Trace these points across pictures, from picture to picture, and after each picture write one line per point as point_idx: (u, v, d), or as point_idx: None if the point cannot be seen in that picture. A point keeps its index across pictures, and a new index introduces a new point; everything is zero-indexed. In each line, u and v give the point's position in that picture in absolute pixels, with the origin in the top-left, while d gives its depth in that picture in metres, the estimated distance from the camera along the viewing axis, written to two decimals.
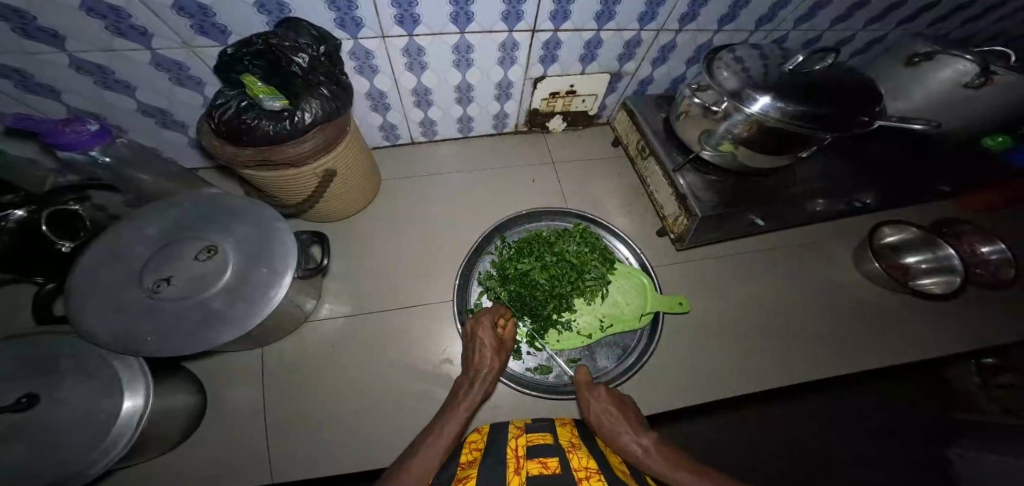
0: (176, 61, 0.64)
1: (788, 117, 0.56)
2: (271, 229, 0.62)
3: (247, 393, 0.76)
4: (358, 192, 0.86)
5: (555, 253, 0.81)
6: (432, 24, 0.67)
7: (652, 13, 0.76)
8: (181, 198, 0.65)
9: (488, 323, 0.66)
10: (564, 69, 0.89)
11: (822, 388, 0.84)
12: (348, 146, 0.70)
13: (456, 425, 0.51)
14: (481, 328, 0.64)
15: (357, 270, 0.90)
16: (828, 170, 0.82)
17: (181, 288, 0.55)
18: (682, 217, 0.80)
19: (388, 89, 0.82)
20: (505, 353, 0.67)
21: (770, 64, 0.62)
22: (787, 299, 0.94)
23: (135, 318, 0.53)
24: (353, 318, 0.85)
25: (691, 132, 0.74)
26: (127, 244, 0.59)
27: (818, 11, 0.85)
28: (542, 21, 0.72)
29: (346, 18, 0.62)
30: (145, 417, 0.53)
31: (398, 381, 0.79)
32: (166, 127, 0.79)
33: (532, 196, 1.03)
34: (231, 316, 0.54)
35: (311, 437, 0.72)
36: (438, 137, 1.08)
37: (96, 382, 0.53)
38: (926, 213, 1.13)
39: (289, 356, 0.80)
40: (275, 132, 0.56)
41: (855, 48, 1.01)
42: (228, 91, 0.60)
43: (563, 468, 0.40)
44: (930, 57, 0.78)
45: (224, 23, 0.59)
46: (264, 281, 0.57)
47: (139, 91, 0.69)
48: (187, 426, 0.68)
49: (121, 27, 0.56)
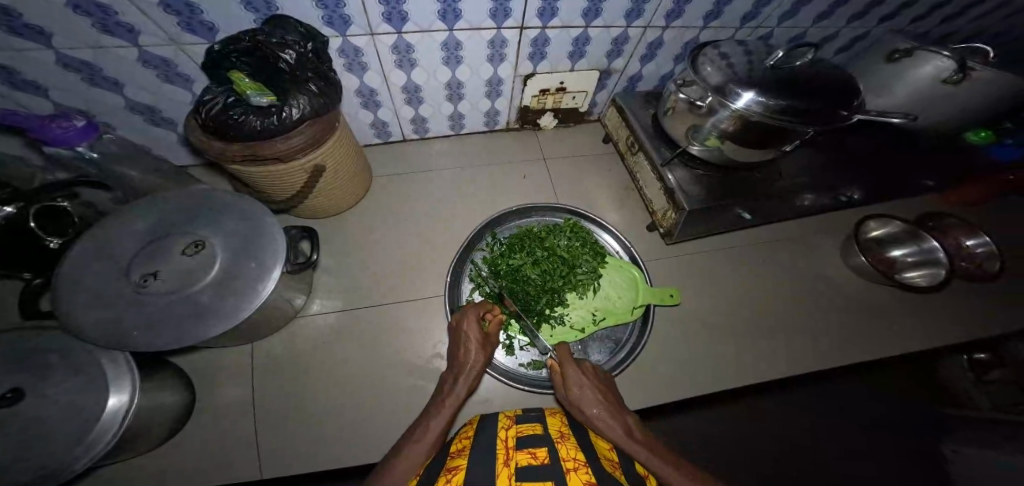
0: (164, 58, 0.64)
1: (770, 112, 0.57)
2: (261, 224, 0.62)
3: (235, 389, 0.75)
4: (349, 188, 0.86)
5: (546, 248, 0.82)
6: (420, 22, 0.68)
7: (638, 10, 0.76)
8: (169, 194, 0.65)
9: (474, 318, 0.66)
10: (553, 66, 0.89)
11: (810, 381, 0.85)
12: (337, 142, 0.70)
13: (442, 422, 0.51)
14: (466, 322, 0.64)
15: (348, 267, 0.91)
16: (814, 165, 0.83)
17: (169, 283, 0.55)
18: (670, 211, 0.81)
19: (378, 87, 0.83)
20: (492, 348, 0.66)
21: (754, 60, 0.63)
22: (776, 293, 0.95)
23: (123, 314, 0.53)
24: (343, 314, 0.85)
25: (679, 128, 0.74)
26: (115, 239, 0.59)
27: (803, 8, 0.86)
28: (530, 18, 0.73)
29: (334, 16, 0.63)
30: (130, 413, 0.53)
31: (388, 375, 0.79)
32: (156, 124, 0.79)
33: (523, 193, 1.04)
34: (219, 310, 0.54)
35: (300, 432, 0.72)
36: (430, 134, 1.08)
37: (83, 378, 0.53)
38: (913, 208, 1.14)
39: (279, 351, 0.80)
40: (262, 127, 0.56)
41: (841, 45, 1.02)
42: (216, 88, 0.60)
43: (552, 458, 0.40)
44: (909, 53, 0.79)
45: (212, 21, 0.60)
46: (253, 276, 0.58)
47: (127, 88, 0.69)
48: (175, 422, 0.68)
49: (108, 24, 0.56)
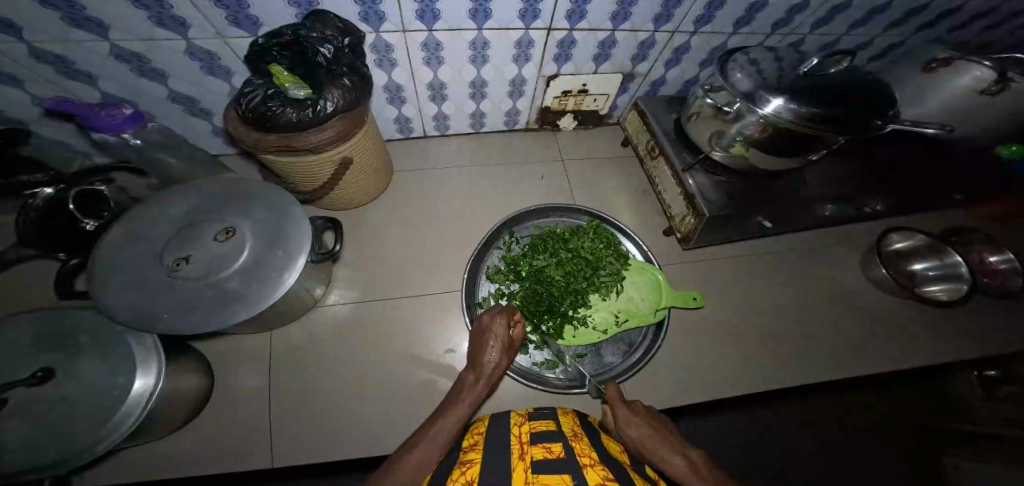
0: (209, 51, 0.66)
1: (800, 119, 0.57)
2: (288, 214, 0.64)
3: (254, 376, 0.78)
4: (370, 183, 0.88)
5: (570, 250, 0.83)
6: (450, 20, 0.69)
7: (668, 15, 0.77)
8: (202, 182, 0.67)
9: (503, 322, 0.66)
10: (577, 69, 0.90)
11: (825, 392, 0.84)
12: (364, 136, 0.71)
13: (456, 422, 0.51)
14: (494, 326, 0.65)
15: (368, 259, 0.92)
16: (841, 175, 0.82)
17: (198, 268, 0.57)
18: (689, 216, 0.81)
19: (405, 83, 0.84)
20: (511, 355, 0.67)
21: (785, 67, 0.62)
22: (794, 303, 0.95)
23: (155, 297, 0.55)
24: (360, 305, 0.86)
25: (703, 133, 0.74)
26: (151, 224, 0.61)
27: (836, 16, 0.85)
28: (558, 20, 0.74)
29: (370, 12, 0.64)
30: (153, 397, 0.54)
31: (404, 369, 0.80)
32: (194, 115, 0.81)
33: (539, 193, 1.04)
34: (245, 297, 0.56)
35: (313, 417, 0.74)
36: (451, 131, 1.09)
37: (112, 359, 0.55)
38: (936, 221, 1.12)
39: (297, 340, 0.82)
40: (297, 119, 0.57)
41: (872, 54, 1.01)
42: (256, 81, 0.61)
43: (567, 453, 0.41)
44: (947, 63, 0.78)
45: (257, 16, 0.61)
46: (278, 264, 0.59)
47: (171, 80, 0.71)
48: (196, 404, 0.70)
49: (163, 17, 0.58)
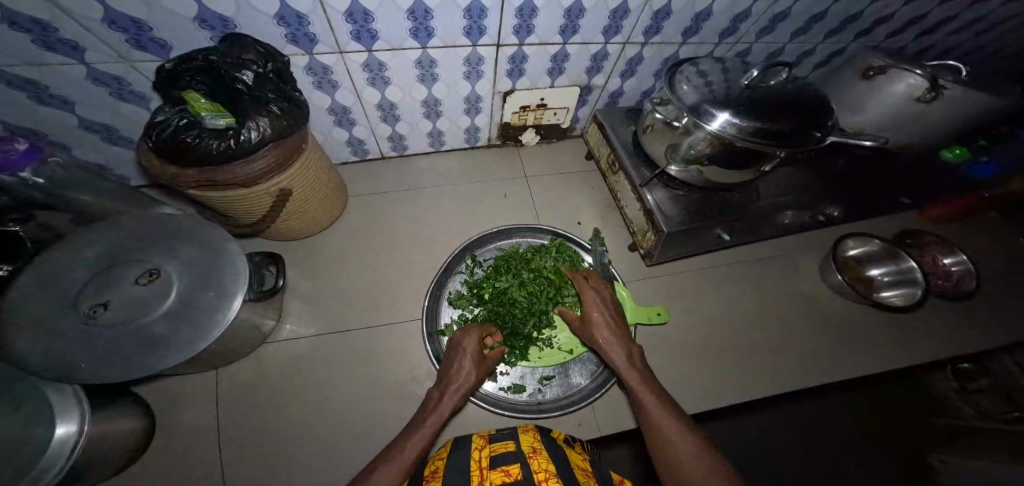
0: (114, 75, 0.62)
1: (744, 133, 0.56)
2: (222, 250, 0.60)
3: (196, 420, 0.72)
4: (323, 209, 0.84)
5: (533, 270, 0.80)
6: (390, 40, 0.66)
7: (615, 27, 0.76)
8: (125, 219, 0.62)
9: (475, 336, 0.65)
10: (533, 83, 0.88)
11: (810, 397, 0.83)
12: (304, 165, 0.67)
13: (419, 444, 0.48)
14: (464, 338, 0.63)
15: (323, 289, 0.88)
16: (792, 185, 0.84)
17: (119, 313, 0.52)
18: (649, 232, 0.80)
19: (351, 105, 0.81)
20: (487, 368, 0.64)
21: (730, 79, 0.62)
22: (760, 310, 0.95)
23: (68, 346, 0.49)
24: (315, 339, 0.82)
25: (658, 147, 0.73)
26: (65, 267, 0.56)
27: (779, 23, 0.86)
28: (505, 36, 0.72)
29: (298, 34, 0.61)
30: (80, 445, 0.50)
31: (363, 402, 0.76)
32: (114, 143, 0.77)
33: (503, 210, 1.02)
34: (173, 341, 0.51)
35: (262, 464, 0.68)
36: (409, 151, 1.06)
37: (22, 413, 0.49)
38: (893, 224, 1.14)
39: (245, 379, 0.76)
40: (218, 151, 0.53)
41: (818, 61, 1.03)
42: (169, 109, 0.58)
43: (525, 474, 0.38)
44: (883, 71, 0.78)
45: (163, 38, 0.58)
46: (210, 305, 0.55)
47: (77, 106, 0.66)
48: (129, 456, 0.64)
49: (49, 40, 0.54)
